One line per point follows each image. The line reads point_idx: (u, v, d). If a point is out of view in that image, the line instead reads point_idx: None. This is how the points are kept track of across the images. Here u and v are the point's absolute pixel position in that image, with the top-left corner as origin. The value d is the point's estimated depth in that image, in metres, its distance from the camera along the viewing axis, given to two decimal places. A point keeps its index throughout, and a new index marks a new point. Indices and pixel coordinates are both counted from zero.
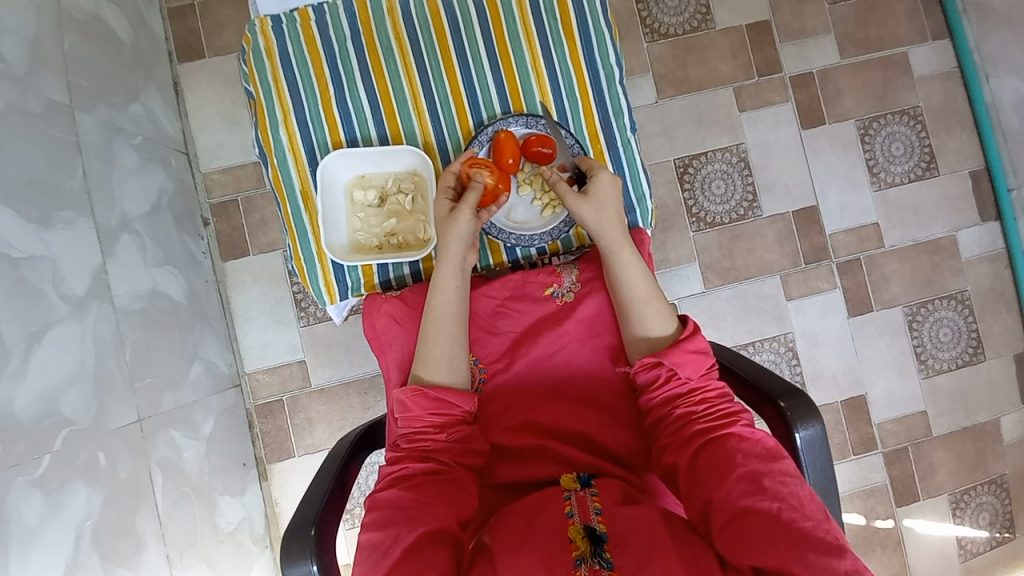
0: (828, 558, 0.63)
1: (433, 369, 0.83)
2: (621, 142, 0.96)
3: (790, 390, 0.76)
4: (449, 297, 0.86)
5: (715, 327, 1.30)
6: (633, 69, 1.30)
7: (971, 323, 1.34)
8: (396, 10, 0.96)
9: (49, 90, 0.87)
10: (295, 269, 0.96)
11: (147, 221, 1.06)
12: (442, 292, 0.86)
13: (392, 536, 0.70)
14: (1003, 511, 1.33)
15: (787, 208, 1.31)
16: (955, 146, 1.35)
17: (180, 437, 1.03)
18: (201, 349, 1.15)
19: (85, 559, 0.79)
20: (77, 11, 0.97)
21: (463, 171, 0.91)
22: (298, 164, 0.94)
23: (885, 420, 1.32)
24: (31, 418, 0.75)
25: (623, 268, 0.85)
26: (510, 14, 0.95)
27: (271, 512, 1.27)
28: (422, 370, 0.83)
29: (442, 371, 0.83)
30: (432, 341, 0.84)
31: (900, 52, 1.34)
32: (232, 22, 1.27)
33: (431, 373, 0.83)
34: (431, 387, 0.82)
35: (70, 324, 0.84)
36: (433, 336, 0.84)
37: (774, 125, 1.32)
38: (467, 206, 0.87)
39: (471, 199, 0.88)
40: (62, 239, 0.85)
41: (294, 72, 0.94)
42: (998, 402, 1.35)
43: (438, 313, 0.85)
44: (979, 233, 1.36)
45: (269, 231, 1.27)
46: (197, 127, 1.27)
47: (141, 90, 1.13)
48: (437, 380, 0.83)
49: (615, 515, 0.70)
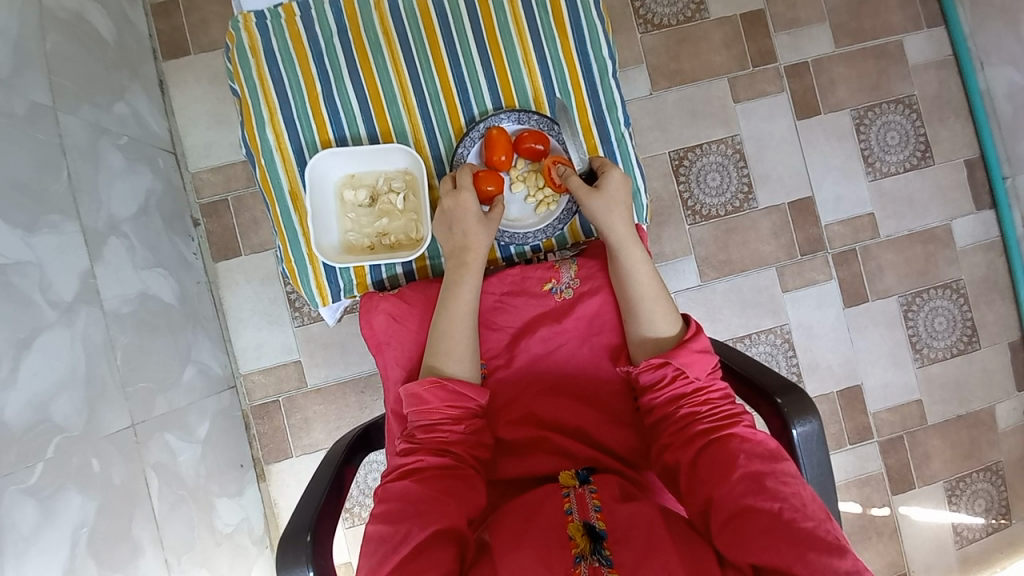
0: (828, 557, 0.62)
1: (457, 362, 0.82)
2: (615, 137, 0.95)
3: (786, 386, 0.75)
4: (474, 293, 0.86)
5: (711, 320, 1.29)
6: (627, 61, 1.28)
7: (966, 312, 1.35)
8: (383, 5, 0.94)
9: (33, 92, 0.85)
10: (286, 271, 0.95)
11: (135, 222, 1.05)
12: (468, 289, 0.85)
13: (402, 533, 0.69)
14: (998, 498, 1.34)
15: (782, 199, 1.31)
16: (949, 135, 1.35)
17: (175, 440, 1.02)
18: (194, 350, 1.14)
19: (81, 565, 0.78)
20: (60, 10, 0.95)
21: (547, 164, 0.92)
22: (285, 164, 0.93)
23: (881, 410, 1.33)
24: (23, 426, 0.74)
25: (631, 265, 0.85)
26: (501, 8, 0.94)
27: (269, 512, 1.26)
28: (440, 362, 0.82)
29: (462, 364, 0.83)
30: (452, 335, 0.83)
31: (894, 41, 1.34)
32: (218, 18, 1.25)
33: (450, 366, 0.82)
34: (449, 379, 0.81)
35: (58, 329, 0.82)
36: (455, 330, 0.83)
37: (769, 116, 1.31)
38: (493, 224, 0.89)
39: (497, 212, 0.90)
40: (49, 243, 0.83)
41: (280, 69, 0.92)
42: (992, 390, 1.36)
43: (460, 308, 0.84)
44: (973, 222, 1.36)
45: (260, 231, 1.26)
46: (184, 126, 1.25)
47: (127, 89, 1.11)
48: (458, 374, 0.82)
49: (615, 512, 0.70)
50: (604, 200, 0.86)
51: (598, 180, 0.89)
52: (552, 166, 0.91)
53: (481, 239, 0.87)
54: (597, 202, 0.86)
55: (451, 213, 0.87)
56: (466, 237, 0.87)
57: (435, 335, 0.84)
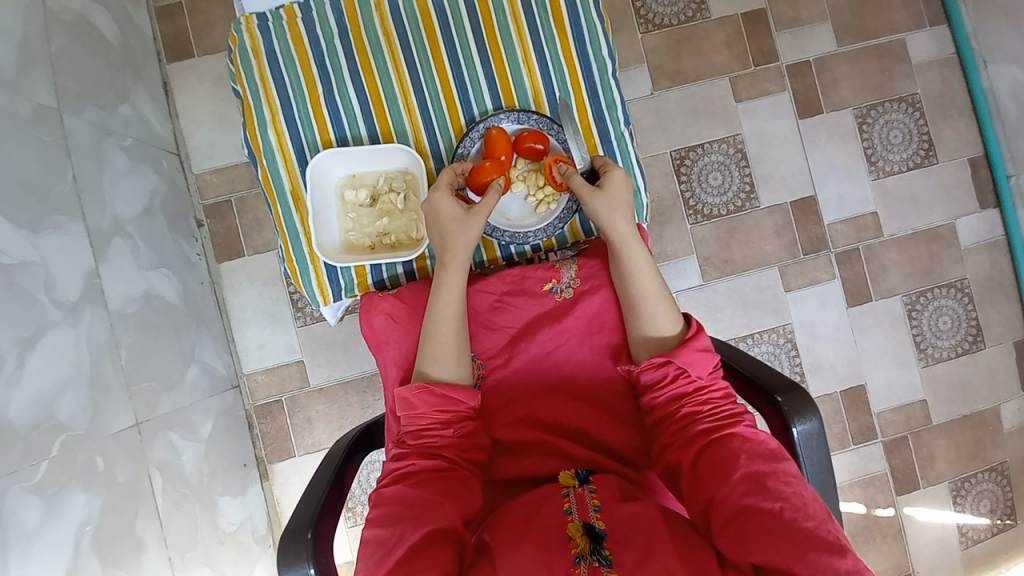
0: (829, 557, 0.62)
1: (441, 366, 0.82)
2: (614, 136, 0.95)
3: (788, 385, 0.75)
4: (456, 295, 0.85)
5: (713, 319, 1.29)
6: (628, 60, 1.28)
7: (971, 312, 1.34)
8: (384, 6, 0.94)
9: (38, 93, 0.86)
10: (287, 271, 0.95)
11: (140, 223, 1.05)
12: (450, 291, 0.85)
13: (398, 534, 0.70)
14: (1003, 499, 1.33)
15: (785, 198, 1.30)
16: (953, 133, 1.34)
17: (179, 438, 1.03)
18: (198, 350, 1.15)
19: (85, 563, 0.79)
20: (64, 12, 0.96)
21: (548, 163, 0.91)
22: (287, 165, 0.93)
23: (884, 410, 1.32)
24: (27, 423, 0.74)
25: (634, 265, 0.85)
26: (501, 9, 0.94)
27: (272, 511, 1.27)
28: (428, 366, 0.83)
29: (449, 368, 0.83)
30: (440, 339, 0.83)
31: (897, 39, 1.33)
32: (221, 20, 1.26)
33: (436, 369, 0.82)
34: (436, 384, 0.81)
35: (63, 328, 0.83)
36: (442, 334, 0.83)
37: (771, 115, 1.31)
38: (483, 212, 0.87)
39: (487, 205, 0.88)
40: (55, 243, 0.84)
41: (282, 70, 0.93)
42: (997, 390, 1.35)
43: (444, 309, 0.84)
44: (977, 221, 1.35)
45: (264, 232, 1.26)
46: (188, 128, 1.26)
47: (131, 90, 1.12)
48: (445, 378, 0.82)
49: (614, 512, 0.70)
50: (608, 199, 0.86)
51: (601, 180, 0.89)
52: (552, 164, 0.91)
53: (462, 236, 0.86)
54: (601, 201, 0.86)
55: (428, 217, 0.88)
56: (444, 237, 0.87)
57: (425, 339, 0.84)
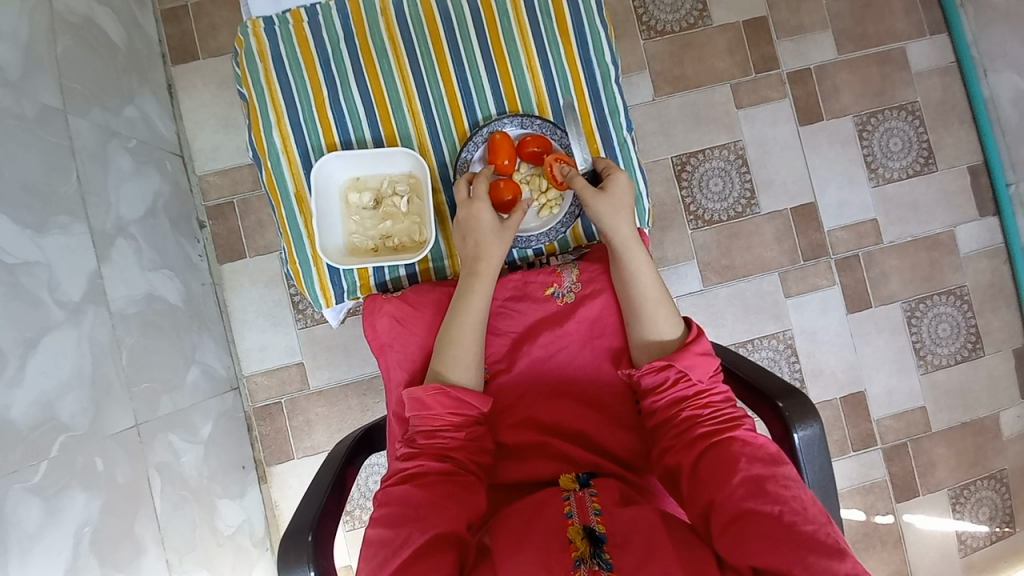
0: (828, 559, 0.62)
1: (462, 372, 0.83)
2: (617, 142, 0.95)
3: (788, 390, 0.76)
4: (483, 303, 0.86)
5: (714, 325, 1.29)
6: (630, 66, 1.29)
7: (970, 319, 1.34)
8: (390, 11, 0.95)
9: (43, 94, 0.87)
10: (290, 273, 0.96)
11: (143, 224, 1.06)
12: (478, 297, 0.85)
13: (401, 536, 0.70)
14: (1002, 507, 1.33)
15: (785, 205, 1.31)
16: (954, 141, 1.35)
17: (178, 440, 1.03)
18: (199, 351, 1.15)
19: (84, 563, 0.79)
20: (70, 14, 0.97)
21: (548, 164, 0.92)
22: (291, 167, 0.94)
23: (884, 416, 1.32)
24: (28, 424, 0.74)
25: (635, 269, 0.85)
26: (505, 15, 0.95)
27: (270, 514, 1.27)
28: (445, 369, 0.83)
29: (464, 373, 0.83)
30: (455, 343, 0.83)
31: (898, 47, 1.34)
32: (226, 24, 1.26)
33: (455, 374, 0.83)
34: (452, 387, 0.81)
35: (66, 328, 0.83)
36: (454, 339, 0.84)
37: (772, 122, 1.31)
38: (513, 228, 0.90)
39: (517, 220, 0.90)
40: (59, 244, 0.84)
41: (288, 74, 0.93)
42: (997, 397, 1.35)
43: (470, 316, 0.84)
44: (978, 228, 1.36)
45: (266, 233, 1.27)
46: (192, 130, 1.26)
47: (136, 92, 1.13)
48: (462, 383, 0.83)
49: (615, 516, 0.70)
50: (608, 202, 0.87)
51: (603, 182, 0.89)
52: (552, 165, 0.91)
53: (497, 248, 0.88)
54: (603, 204, 0.87)
55: (466, 224, 0.88)
56: (478, 247, 0.87)
57: (442, 342, 0.84)
